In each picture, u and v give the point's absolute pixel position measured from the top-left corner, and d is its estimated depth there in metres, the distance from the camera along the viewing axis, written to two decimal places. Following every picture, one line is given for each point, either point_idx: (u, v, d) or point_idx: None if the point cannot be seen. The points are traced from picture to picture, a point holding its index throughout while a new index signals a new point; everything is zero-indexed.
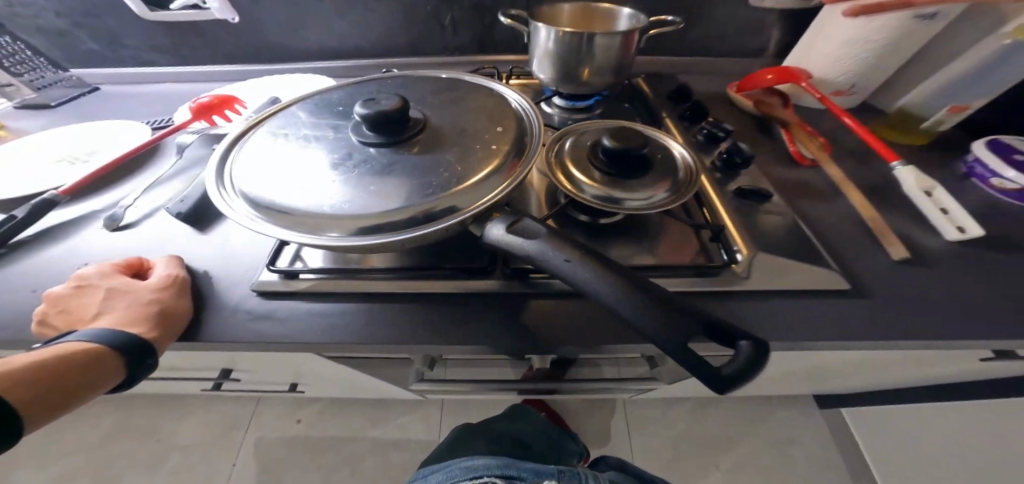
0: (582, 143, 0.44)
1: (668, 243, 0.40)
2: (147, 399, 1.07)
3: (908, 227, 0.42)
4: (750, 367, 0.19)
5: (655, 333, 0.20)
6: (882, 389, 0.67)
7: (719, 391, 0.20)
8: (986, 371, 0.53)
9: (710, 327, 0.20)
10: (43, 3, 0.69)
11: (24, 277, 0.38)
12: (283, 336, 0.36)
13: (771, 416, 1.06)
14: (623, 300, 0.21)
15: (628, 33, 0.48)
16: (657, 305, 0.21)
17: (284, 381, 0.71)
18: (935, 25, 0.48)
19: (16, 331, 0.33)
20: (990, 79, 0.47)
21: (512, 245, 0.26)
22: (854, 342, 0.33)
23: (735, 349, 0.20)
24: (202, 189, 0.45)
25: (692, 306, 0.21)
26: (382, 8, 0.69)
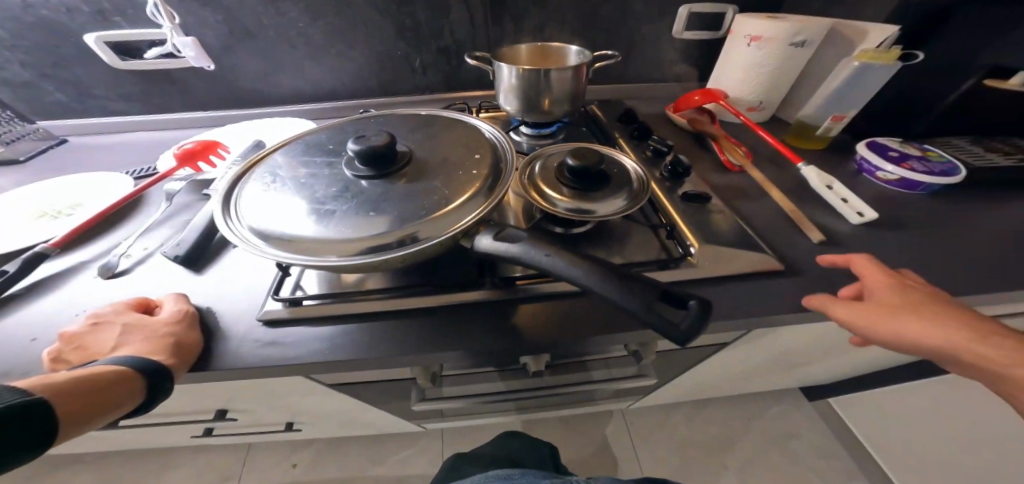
0: (549, 164, 0.51)
1: (632, 243, 0.46)
2: (121, 461, 1.01)
3: (819, 215, 0.51)
4: (700, 320, 0.26)
5: (624, 302, 0.26)
6: (836, 363, 0.76)
7: (681, 343, 0.25)
8: None
9: (665, 295, 0.27)
10: (11, 56, 0.69)
11: (22, 327, 0.40)
12: (293, 359, 0.38)
13: (765, 413, 1.14)
14: (597, 280, 0.27)
15: (577, 68, 0.56)
16: (623, 281, 0.27)
17: (280, 421, 0.70)
18: (806, 50, 0.60)
19: (24, 373, 0.36)
20: (862, 92, 0.59)
21: (500, 249, 0.32)
22: (784, 313, 0.40)
23: (686, 308, 0.26)
24: (196, 231, 0.48)
25: (652, 279, 0.27)
26: (356, 54, 0.75)
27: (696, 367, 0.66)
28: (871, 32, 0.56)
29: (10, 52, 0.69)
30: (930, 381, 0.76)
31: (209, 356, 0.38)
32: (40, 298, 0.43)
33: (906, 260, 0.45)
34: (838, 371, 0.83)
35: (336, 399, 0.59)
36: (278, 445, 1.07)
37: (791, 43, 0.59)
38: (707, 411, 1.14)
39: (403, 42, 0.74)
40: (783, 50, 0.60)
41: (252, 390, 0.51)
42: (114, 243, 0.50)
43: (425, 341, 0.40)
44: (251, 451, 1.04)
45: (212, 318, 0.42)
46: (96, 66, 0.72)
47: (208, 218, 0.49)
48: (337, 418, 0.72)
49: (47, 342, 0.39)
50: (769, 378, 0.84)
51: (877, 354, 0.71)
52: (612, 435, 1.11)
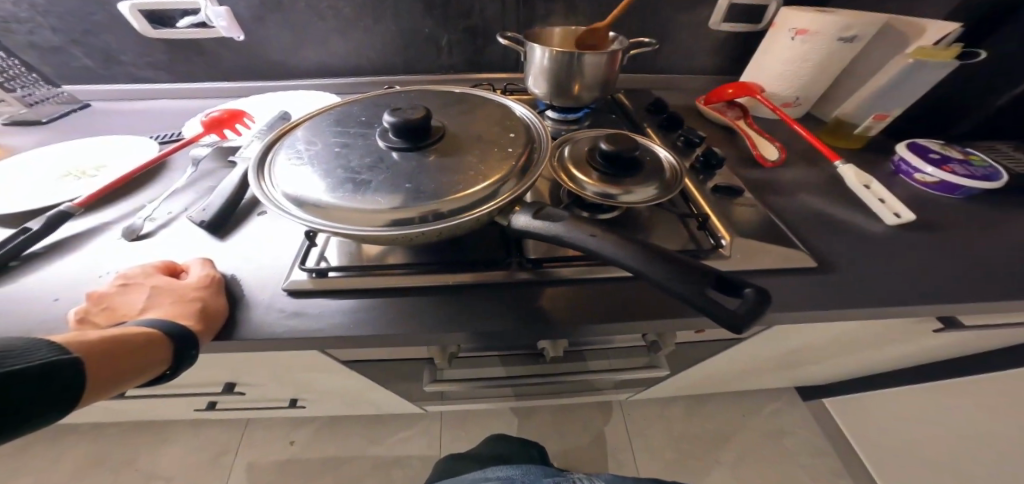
0: (578, 148, 0.50)
1: (661, 232, 0.46)
2: (123, 429, 1.02)
3: (855, 214, 0.50)
4: (757, 308, 0.26)
5: (674, 288, 0.26)
6: (838, 363, 0.76)
7: (736, 331, 0.25)
8: (932, 341, 0.62)
9: (719, 281, 0.26)
10: (41, 21, 0.69)
11: (48, 285, 0.40)
12: (318, 330, 0.38)
13: (761, 409, 1.14)
14: (645, 265, 0.27)
15: (613, 53, 0.55)
16: (672, 267, 0.27)
17: (286, 396, 0.71)
18: (853, 46, 0.59)
19: (51, 331, 0.36)
20: (905, 90, 0.58)
21: (538, 229, 0.32)
22: (818, 308, 0.40)
23: (743, 295, 0.26)
24: (223, 197, 0.48)
25: (704, 266, 0.26)
26: (383, 29, 0.74)
27: (708, 362, 0.66)
28: (927, 29, 0.55)
29: (41, 16, 0.68)
30: (932, 384, 0.75)
31: (233, 322, 0.38)
32: (62, 257, 0.43)
33: (943, 263, 0.44)
34: (841, 371, 0.82)
35: (341, 377, 0.59)
36: (278, 422, 1.07)
37: (841, 38, 0.58)
38: (703, 407, 1.14)
39: (430, 19, 0.73)
40: (831, 44, 0.59)
41: (263, 362, 0.51)
42: (137, 207, 0.50)
43: (449, 319, 0.40)
44: (249, 427, 1.06)
45: (236, 284, 0.42)
46: (128, 34, 0.71)
47: (235, 185, 0.49)
48: (343, 395, 0.73)
49: (70, 302, 0.39)
50: (772, 377, 0.83)
51: (888, 357, 0.71)
52: (608, 425, 1.10)
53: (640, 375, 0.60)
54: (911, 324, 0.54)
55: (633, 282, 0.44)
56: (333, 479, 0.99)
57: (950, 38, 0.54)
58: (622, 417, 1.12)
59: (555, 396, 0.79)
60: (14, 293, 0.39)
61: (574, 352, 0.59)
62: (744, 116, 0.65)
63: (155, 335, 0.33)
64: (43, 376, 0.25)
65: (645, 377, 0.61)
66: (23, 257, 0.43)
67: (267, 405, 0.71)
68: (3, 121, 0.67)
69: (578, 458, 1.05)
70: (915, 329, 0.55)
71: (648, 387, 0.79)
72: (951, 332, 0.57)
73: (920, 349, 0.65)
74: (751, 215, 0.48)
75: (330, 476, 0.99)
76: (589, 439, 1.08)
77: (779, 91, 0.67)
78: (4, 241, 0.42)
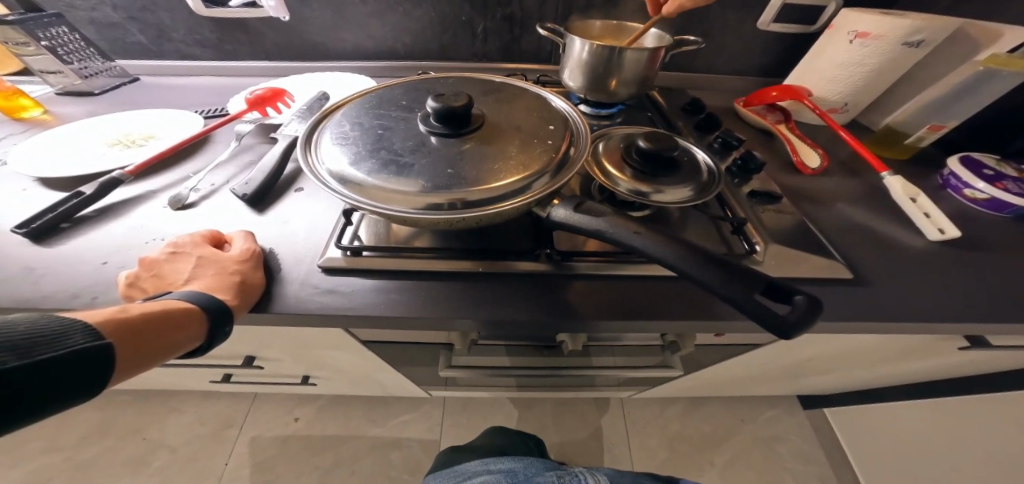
0: (613, 145, 0.50)
1: (694, 234, 0.45)
2: (140, 395, 1.07)
3: (899, 228, 0.49)
4: (807, 315, 0.26)
5: (722, 290, 0.27)
6: (849, 376, 0.74)
7: (784, 336, 0.26)
8: (960, 362, 0.59)
9: (770, 288, 0.27)
10: None
11: (98, 248, 0.42)
12: (349, 308, 0.39)
13: (763, 416, 1.12)
14: (693, 265, 0.27)
15: (655, 49, 0.54)
16: (721, 268, 0.27)
17: (295, 373, 0.73)
18: (915, 52, 0.57)
19: (103, 292, 0.38)
20: (967, 100, 0.56)
21: (580, 222, 0.32)
22: (855, 322, 0.39)
23: (793, 302, 0.27)
24: (264, 172, 0.49)
25: (758, 273, 0.27)
26: (421, 14, 0.75)
27: (722, 367, 0.65)
28: (1004, 35, 0.52)
29: None
30: (938, 402, 0.73)
31: (264, 295, 0.40)
32: (109, 222, 0.45)
33: (992, 284, 0.43)
34: (841, 382, 0.80)
35: (347, 356, 0.60)
36: (283, 399, 1.11)
37: (905, 42, 0.56)
38: (704, 410, 1.13)
39: (468, 6, 0.73)
40: (892, 48, 0.57)
41: (277, 336, 0.52)
42: (181, 178, 0.52)
43: (474, 304, 0.40)
44: (256, 402, 1.09)
45: (273, 257, 0.43)
46: (181, 11, 0.73)
47: (276, 161, 0.50)
48: (348, 377, 0.74)
49: (118, 266, 0.41)
50: (779, 384, 0.82)
51: (907, 374, 0.69)
52: (606, 421, 1.10)
53: (651, 374, 0.59)
54: (941, 342, 0.53)
55: (663, 281, 0.43)
56: (334, 457, 1.02)
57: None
58: (621, 416, 1.11)
59: (558, 389, 0.80)
60: (69, 253, 0.42)
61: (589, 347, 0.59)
62: (786, 120, 0.65)
63: (187, 313, 0.34)
64: (71, 362, 0.25)
65: (658, 376, 0.61)
66: (74, 220, 0.45)
67: (277, 380, 0.73)
68: (60, 92, 0.71)
69: (574, 452, 1.05)
70: (945, 348, 0.54)
71: (652, 387, 0.79)
72: (977, 352, 0.55)
73: (932, 365, 0.63)
74: (791, 222, 0.47)
75: (331, 453, 1.03)
76: (590, 437, 1.07)
77: (827, 95, 0.65)
78: (59, 203, 0.44)
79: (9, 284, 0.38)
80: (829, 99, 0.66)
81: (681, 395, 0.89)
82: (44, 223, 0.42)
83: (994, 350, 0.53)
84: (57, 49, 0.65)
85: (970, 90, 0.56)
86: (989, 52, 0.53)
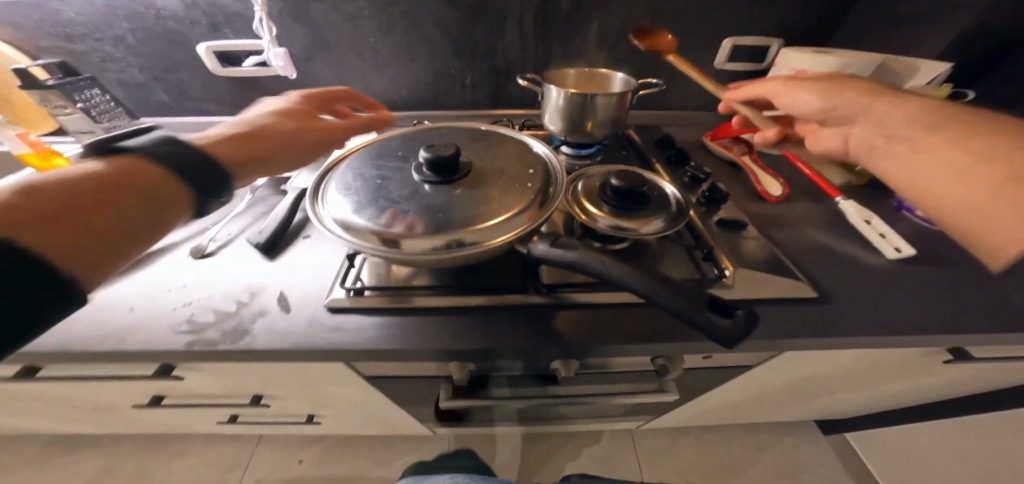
0: (591, 184, 0.55)
1: (668, 262, 0.48)
2: (142, 440, 1.07)
3: (860, 247, 0.53)
4: (748, 326, 0.31)
5: (675, 308, 0.31)
6: (849, 396, 0.74)
7: (729, 346, 0.31)
8: (951, 377, 0.60)
9: (716, 305, 0.33)
10: (133, 61, 0.80)
11: (124, 295, 0.46)
12: (354, 342, 0.42)
13: (778, 443, 1.10)
14: (652, 288, 0.32)
15: (622, 94, 0.60)
16: (675, 288, 0.32)
17: (301, 412, 0.75)
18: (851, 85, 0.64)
19: (127, 337, 0.42)
20: None
21: (553, 255, 0.36)
22: (820, 338, 0.41)
23: (735, 316, 0.32)
24: (275, 222, 0.54)
25: (706, 292, 0.33)
26: (415, 69, 0.83)
27: (720, 390, 0.66)
28: (922, 69, 0.63)
29: (132, 59, 0.79)
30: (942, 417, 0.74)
31: (275, 332, 0.43)
32: (135, 272, 0.50)
33: (949, 298, 0.46)
34: (844, 403, 0.80)
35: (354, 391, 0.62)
36: (285, 441, 1.10)
37: (838, 78, 0.63)
38: (714, 438, 1.12)
39: (457, 61, 0.82)
40: (830, 84, 0.64)
41: (284, 375, 0.54)
42: (200, 228, 0.57)
43: (469, 334, 0.44)
44: (260, 444, 1.09)
45: (283, 298, 0.47)
46: (201, 70, 0.81)
47: (286, 210, 0.55)
48: (354, 414, 0.75)
49: (141, 311, 0.45)
50: (780, 409, 0.81)
51: (905, 391, 0.70)
52: (614, 450, 1.09)
53: (649, 401, 0.60)
54: (923, 356, 0.54)
55: (643, 307, 0.46)
56: None
57: (940, 79, 0.63)
58: (630, 447, 1.10)
59: (561, 421, 0.80)
60: (97, 301, 0.46)
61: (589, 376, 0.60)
62: (751, 151, 0.70)
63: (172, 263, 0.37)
64: None
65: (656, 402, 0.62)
66: None
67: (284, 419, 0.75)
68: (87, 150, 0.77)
69: None
70: (933, 361, 0.55)
71: (656, 416, 0.79)
72: (960, 366, 0.57)
73: (925, 383, 0.64)
74: (759, 248, 0.51)
75: None
76: (597, 467, 1.06)
77: None
78: None
79: (45, 330, 0.42)
80: None
81: (685, 423, 0.89)
82: None
83: (980, 362, 0.54)
84: (90, 110, 0.72)
85: None
86: (914, 86, 0.64)
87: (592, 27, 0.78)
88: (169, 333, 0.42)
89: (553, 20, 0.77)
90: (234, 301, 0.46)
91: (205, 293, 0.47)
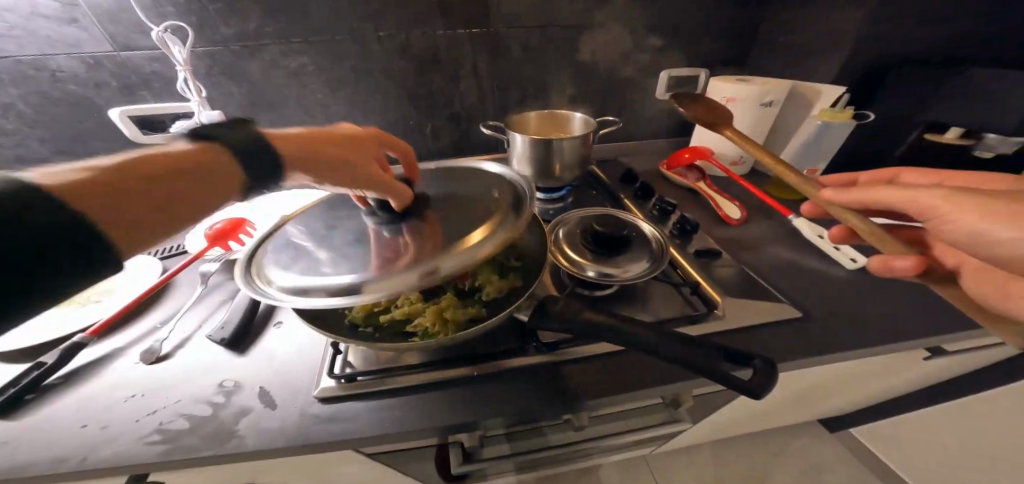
0: (572, 232, 0.58)
1: (659, 300, 0.50)
2: None
3: (818, 261, 0.57)
4: (768, 375, 0.33)
5: (693, 364, 0.33)
6: (835, 404, 0.75)
7: (757, 396, 0.32)
8: (924, 374, 0.63)
9: (734, 356, 0.34)
10: (31, 132, 0.71)
11: (67, 416, 0.41)
12: (353, 434, 0.39)
13: (790, 446, 1.04)
14: (664, 345, 0.34)
15: (585, 136, 0.63)
16: (685, 344, 0.34)
17: None
18: (771, 108, 0.73)
19: (78, 462, 0.37)
20: (824, 145, 0.72)
21: (561, 323, 0.38)
22: (808, 358, 0.43)
23: (754, 366, 0.34)
24: (239, 313, 0.51)
25: (720, 344, 0.35)
26: (371, 123, 0.82)
27: (719, 414, 0.65)
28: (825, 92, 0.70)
29: (31, 130, 0.70)
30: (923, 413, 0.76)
31: (262, 435, 0.39)
32: (77, 387, 0.44)
33: (904, 301, 0.50)
34: (832, 409, 0.81)
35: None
36: None
37: (762, 102, 0.72)
38: (726, 452, 1.04)
39: (415, 112, 0.82)
40: (756, 107, 0.72)
41: (253, 479, 0.47)
42: (148, 328, 0.52)
43: (478, 406, 0.42)
44: None
45: (265, 393, 0.43)
46: (119, 139, 0.75)
47: (250, 297, 0.53)
48: None
49: (100, 426, 0.40)
50: (785, 417, 0.77)
51: (885, 393, 0.71)
52: None
53: (663, 432, 0.59)
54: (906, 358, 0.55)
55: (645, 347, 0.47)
56: None
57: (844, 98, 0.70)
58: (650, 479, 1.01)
59: (556, 467, 0.71)
60: (43, 424, 0.40)
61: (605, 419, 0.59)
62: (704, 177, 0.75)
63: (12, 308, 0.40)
64: None
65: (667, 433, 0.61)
66: (38, 390, 0.44)
67: None
68: None
69: None
70: (916, 361, 0.56)
71: (658, 443, 0.74)
72: (930, 363, 0.60)
73: (902, 382, 0.66)
74: (732, 273, 0.54)
75: None
76: None
77: (726, 151, 0.78)
78: (20, 376, 0.43)
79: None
80: (730, 154, 0.79)
81: (687, 442, 0.86)
82: (7, 398, 0.41)
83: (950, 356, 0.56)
84: None
85: (823, 137, 0.71)
86: (821, 108, 0.69)
87: (536, 71, 0.82)
88: (136, 448, 0.38)
89: (498, 67, 0.80)
90: (207, 402, 0.42)
91: (174, 397, 0.43)
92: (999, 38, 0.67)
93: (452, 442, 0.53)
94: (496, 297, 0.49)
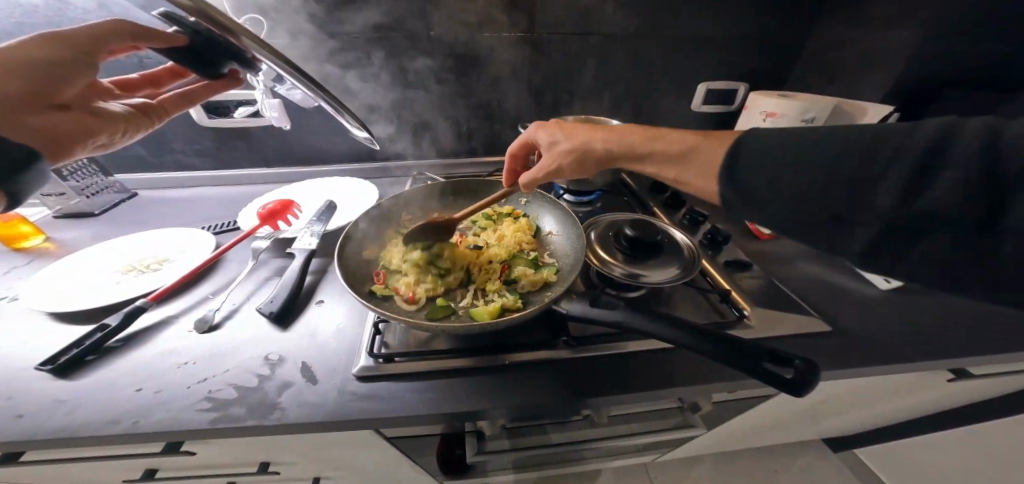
0: (603, 234, 0.61)
1: (688, 306, 0.52)
2: None
3: (848, 279, 0.57)
4: (807, 375, 0.35)
5: (732, 361, 0.35)
6: (849, 421, 0.74)
7: (795, 394, 0.34)
8: (950, 397, 0.62)
9: (776, 357, 0.36)
10: None
11: (128, 377, 0.44)
12: (390, 411, 0.41)
13: (794, 465, 1.02)
14: (701, 342, 0.36)
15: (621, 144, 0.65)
16: (723, 343, 0.36)
17: None
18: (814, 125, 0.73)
19: (133, 422, 0.40)
20: None
21: (598, 315, 0.41)
22: (837, 370, 0.43)
23: (794, 366, 0.35)
24: (287, 288, 0.53)
25: (761, 345, 0.36)
26: (411, 118, 0.85)
27: (735, 423, 0.65)
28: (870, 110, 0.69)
29: None
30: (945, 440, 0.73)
31: (303, 406, 0.42)
32: (135, 351, 0.47)
33: (934, 319, 0.50)
34: (846, 428, 0.79)
35: (351, 464, 0.56)
36: None
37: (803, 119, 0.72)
38: (731, 465, 1.03)
39: (452, 111, 0.85)
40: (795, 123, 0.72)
41: (274, 455, 0.49)
42: (200, 299, 0.56)
43: (506, 393, 0.43)
44: None
45: (305, 369, 0.46)
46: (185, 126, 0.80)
47: (294, 277, 0.55)
48: None
49: (151, 392, 0.43)
50: (795, 432, 0.77)
51: (904, 414, 0.70)
52: None
53: (676, 436, 0.60)
54: (930, 379, 0.54)
55: (670, 351, 0.48)
56: None
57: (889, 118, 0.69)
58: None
59: (559, 468, 0.73)
60: (104, 382, 0.44)
61: (617, 419, 0.60)
62: None
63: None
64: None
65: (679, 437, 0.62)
66: (99, 351, 0.47)
67: None
68: (54, 213, 0.74)
69: None
70: (938, 383, 0.55)
71: (672, 448, 0.74)
72: (958, 388, 0.58)
73: (923, 405, 0.65)
74: (762, 285, 0.55)
75: None
76: None
77: None
78: (85, 337, 0.46)
79: (45, 418, 0.40)
80: None
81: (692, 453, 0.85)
82: (70, 358, 0.44)
83: (981, 380, 0.55)
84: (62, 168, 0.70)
85: None
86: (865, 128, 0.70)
87: (576, 76, 0.84)
88: (187, 412, 0.41)
89: (539, 71, 0.82)
90: (252, 373, 0.45)
91: (221, 368, 0.46)
92: (996, 38, 0.62)
93: (468, 434, 0.56)
94: (528, 290, 0.54)
